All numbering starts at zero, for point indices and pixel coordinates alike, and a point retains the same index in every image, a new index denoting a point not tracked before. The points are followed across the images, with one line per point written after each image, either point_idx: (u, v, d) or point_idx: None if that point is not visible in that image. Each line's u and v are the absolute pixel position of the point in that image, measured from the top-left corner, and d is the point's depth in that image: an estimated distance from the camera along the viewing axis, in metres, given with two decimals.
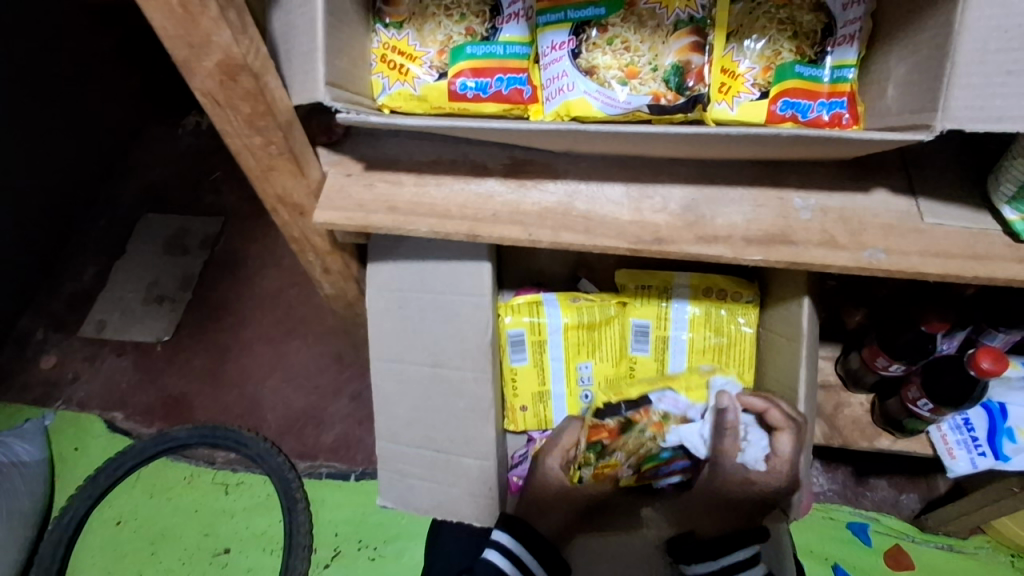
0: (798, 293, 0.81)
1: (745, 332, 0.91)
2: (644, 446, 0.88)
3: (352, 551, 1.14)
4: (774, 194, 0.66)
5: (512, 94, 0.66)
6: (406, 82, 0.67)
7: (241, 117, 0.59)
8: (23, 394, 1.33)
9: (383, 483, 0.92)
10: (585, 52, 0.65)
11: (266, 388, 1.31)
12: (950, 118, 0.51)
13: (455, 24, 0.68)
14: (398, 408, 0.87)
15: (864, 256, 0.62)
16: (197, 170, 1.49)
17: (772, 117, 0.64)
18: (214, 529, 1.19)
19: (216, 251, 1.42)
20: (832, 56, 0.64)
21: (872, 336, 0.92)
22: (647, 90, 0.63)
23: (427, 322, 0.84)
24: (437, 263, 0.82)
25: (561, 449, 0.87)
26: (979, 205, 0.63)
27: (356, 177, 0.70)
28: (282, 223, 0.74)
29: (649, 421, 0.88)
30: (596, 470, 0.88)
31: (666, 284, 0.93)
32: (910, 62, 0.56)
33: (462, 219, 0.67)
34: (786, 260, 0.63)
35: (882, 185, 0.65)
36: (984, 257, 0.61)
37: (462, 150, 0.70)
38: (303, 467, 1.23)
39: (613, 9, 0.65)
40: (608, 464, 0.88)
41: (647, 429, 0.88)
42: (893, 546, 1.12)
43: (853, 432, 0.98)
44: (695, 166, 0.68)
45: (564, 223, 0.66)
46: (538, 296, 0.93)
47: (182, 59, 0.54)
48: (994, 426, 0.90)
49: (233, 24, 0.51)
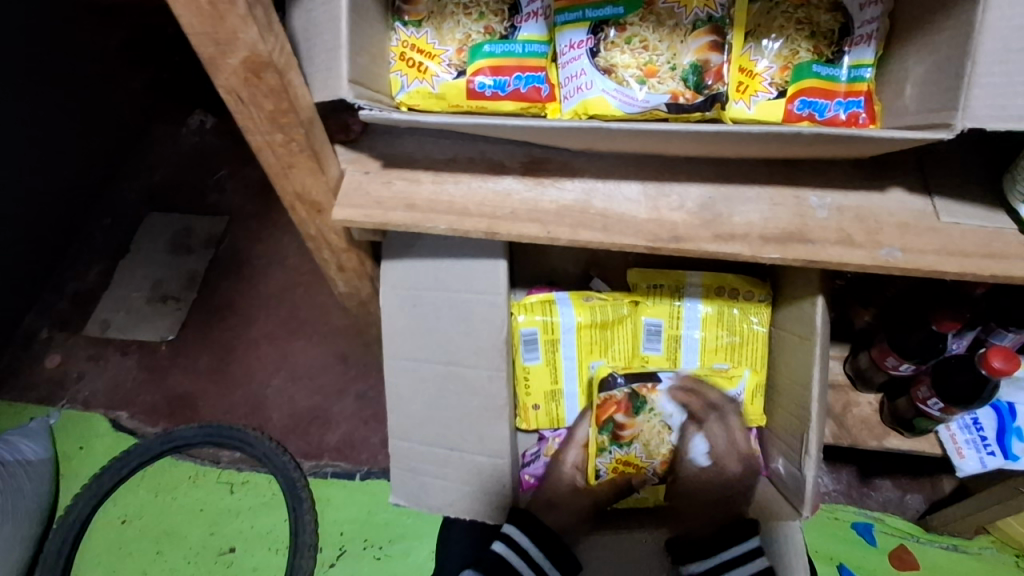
0: (811, 291, 0.81)
1: (757, 330, 0.91)
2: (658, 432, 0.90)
3: (357, 550, 1.14)
4: (790, 193, 0.66)
5: (530, 93, 0.67)
6: (424, 80, 0.67)
7: (263, 114, 0.59)
8: (27, 393, 1.33)
9: (394, 482, 0.92)
10: (603, 51, 0.65)
11: (273, 387, 1.31)
12: (971, 117, 0.51)
13: (474, 23, 0.68)
14: (412, 407, 0.88)
15: (880, 254, 0.62)
16: (204, 170, 1.49)
17: (790, 116, 0.65)
18: (219, 528, 1.19)
19: (223, 250, 1.42)
20: (849, 55, 0.64)
21: (881, 336, 0.92)
22: (665, 89, 0.64)
23: (441, 322, 0.84)
24: (452, 261, 0.82)
25: (574, 455, 0.92)
26: (993, 205, 0.64)
27: (374, 174, 0.70)
28: (299, 220, 0.74)
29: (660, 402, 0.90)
30: (613, 461, 0.90)
31: (679, 284, 0.93)
32: (929, 62, 0.57)
33: (479, 217, 0.67)
34: (802, 259, 0.63)
35: (897, 184, 0.66)
36: (1000, 256, 0.61)
37: (479, 149, 0.70)
38: (310, 467, 1.23)
39: (632, 8, 0.66)
40: (626, 461, 0.90)
41: (659, 413, 0.90)
42: (898, 546, 1.12)
43: (861, 431, 0.99)
44: (710, 165, 0.68)
45: (581, 221, 0.66)
46: (551, 295, 0.94)
47: (207, 56, 0.54)
48: (1003, 425, 0.91)
49: (260, 21, 0.51)
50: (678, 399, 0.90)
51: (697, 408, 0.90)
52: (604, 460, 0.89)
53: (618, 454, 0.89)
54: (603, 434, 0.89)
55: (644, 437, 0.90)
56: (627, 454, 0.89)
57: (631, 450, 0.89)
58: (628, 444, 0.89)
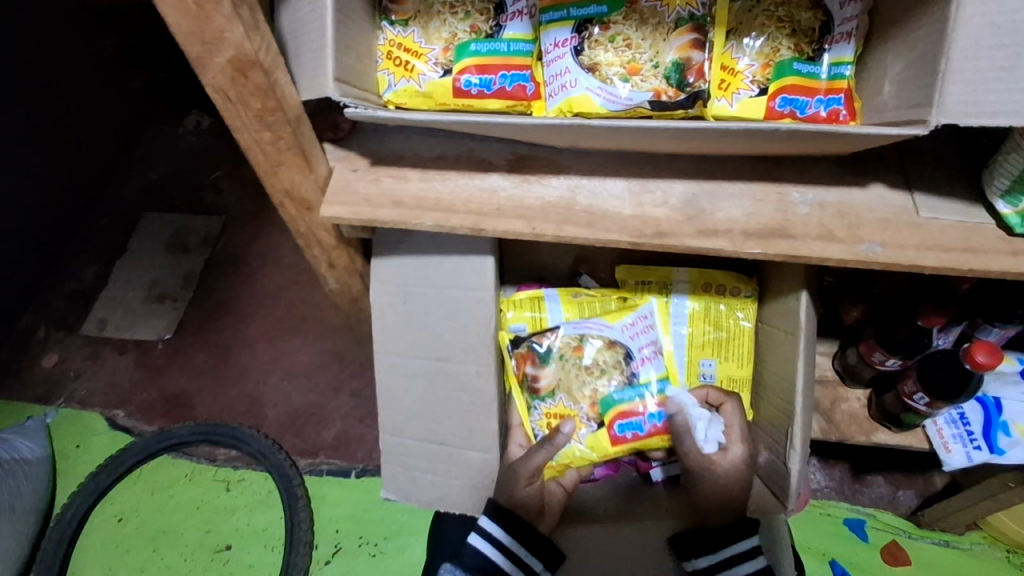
0: (796, 286, 0.82)
1: (743, 326, 0.92)
2: (581, 377, 0.91)
3: (353, 547, 1.15)
4: (772, 189, 0.67)
5: (516, 91, 0.68)
6: (411, 79, 0.68)
7: (251, 113, 0.60)
8: (24, 392, 1.33)
9: (386, 476, 0.93)
10: (587, 49, 0.66)
11: (268, 385, 1.32)
12: (946, 113, 0.52)
13: (460, 22, 0.69)
14: (402, 402, 0.89)
15: (860, 250, 0.63)
16: (200, 169, 1.50)
17: (771, 113, 0.65)
18: (216, 525, 1.20)
19: (218, 249, 1.43)
20: (829, 53, 0.65)
21: (869, 331, 0.93)
22: (648, 87, 0.65)
23: (430, 317, 0.85)
24: (440, 258, 0.83)
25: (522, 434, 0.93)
26: (973, 200, 0.65)
27: (362, 172, 0.71)
28: (289, 218, 0.75)
29: (566, 346, 0.92)
30: (547, 416, 0.92)
31: (666, 280, 0.95)
32: (905, 60, 0.58)
33: (466, 214, 0.68)
34: (784, 254, 0.64)
35: (878, 181, 0.67)
36: (979, 251, 0.62)
37: (467, 147, 0.71)
38: (305, 464, 1.24)
39: (615, 7, 0.66)
40: (556, 413, 0.91)
41: (568, 355, 0.92)
42: (890, 541, 1.13)
43: (849, 426, 0.99)
44: (694, 162, 0.69)
45: (567, 217, 0.67)
46: (540, 291, 0.95)
47: (194, 55, 0.55)
48: (989, 420, 0.90)
49: (245, 19, 0.52)
50: (581, 338, 0.92)
51: (608, 343, 0.92)
52: (535, 419, 0.93)
53: (546, 407, 0.92)
54: (525, 393, 0.93)
55: (564, 385, 0.91)
56: (557, 407, 0.91)
57: (556, 400, 0.91)
58: (553, 395, 0.91)
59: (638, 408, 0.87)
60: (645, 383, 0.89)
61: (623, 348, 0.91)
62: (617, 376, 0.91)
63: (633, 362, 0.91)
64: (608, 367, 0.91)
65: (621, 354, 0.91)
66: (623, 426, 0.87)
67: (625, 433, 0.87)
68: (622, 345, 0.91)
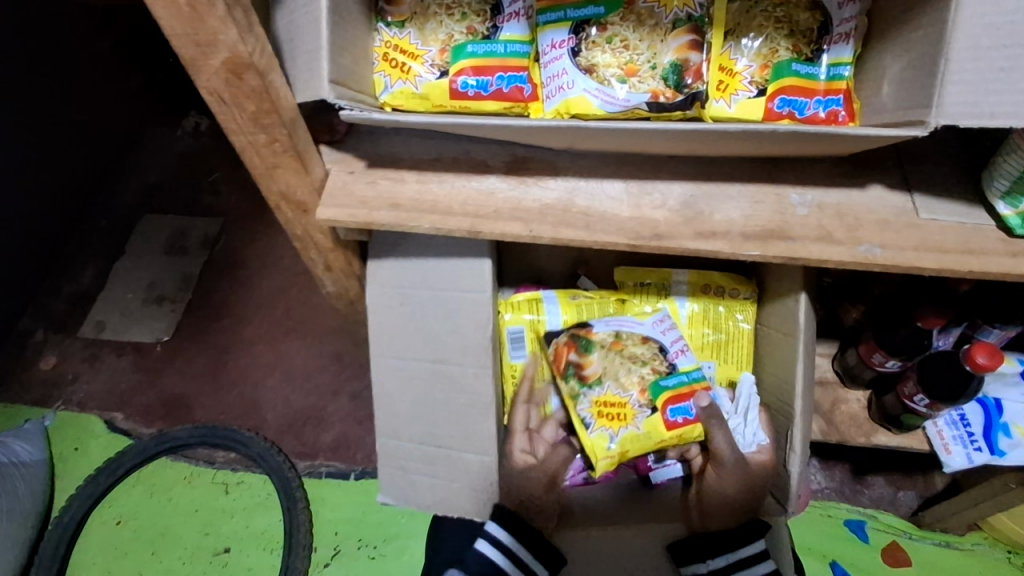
0: (795, 288, 0.81)
1: (742, 328, 0.92)
2: (623, 368, 0.87)
3: (352, 550, 1.15)
4: (771, 191, 0.67)
5: (512, 93, 0.67)
6: (408, 81, 0.68)
7: (246, 115, 0.59)
8: (22, 396, 1.33)
9: (383, 479, 0.93)
10: (585, 50, 0.66)
11: (266, 387, 1.31)
12: (945, 114, 0.52)
13: (456, 23, 0.69)
14: (399, 405, 0.88)
15: (860, 251, 0.63)
16: (198, 171, 1.50)
17: (769, 115, 0.65)
18: (213, 529, 1.19)
19: (216, 251, 1.42)
20: (828, 54, 0.65)
21: (869, 332, 0.93)
22: (646, 89, 0.65)
23: (428, 319, 0.84)
24: (437, 261, 0.82)
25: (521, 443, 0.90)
26: (973, 201, 0.64)
27: (359, 174, 0.70)
28: (285, 220, 0.74)
29: (602, 340, 0.89)
30: (595, 405, 0.85)
31: (664, 282, 0.95)
32: (904, 60, 0.57)
33: (463, 216, 0.67)
34: (783, 255, 0.64)
35: (877, 182, 0.66)
36: (979, 252, 0.61)
37: (464, 149, 0.71)
38: (304, 467, 1.24)
39: (613, 8, 0.66)
40: (605, 402, 0.85)
41: (608, 348, 0.88)
42: (890, 542, 1.12)
43: (849, 428, 0.99)
44: (692, 163, 0.69)
45: (565, 219, 0.67)
46: (538, 293, 0.95)
47: (188, 57, 0.54)
48: (989, 422, 0.90)
49: (240, 22, 0.52)
50: (617, 333, 0.89)
51: (643, 338, 0.89)
52: (583, 407, 0.86)
53: (594, 397, 0.86)
54: (570, 382, 0.87)
55: (610, 373, 0.87)
56: (604, 394, 0.85)
57: (604, 389, 0.86)
58: (600, 384, 0.86)
59: (688, 391, 0.85)
60: (686, 372, 0.87)
61: (658, 345, 0.89)
62: (658, 367, 0.87)
63: (670, 354, 0.88)
64: (647, 359, 0.88)
65: (657, 348, 0.88)
66: (675, 411, 0.84)
67: (678, 417, 0.84)
68: (655, 339, 0.89)
